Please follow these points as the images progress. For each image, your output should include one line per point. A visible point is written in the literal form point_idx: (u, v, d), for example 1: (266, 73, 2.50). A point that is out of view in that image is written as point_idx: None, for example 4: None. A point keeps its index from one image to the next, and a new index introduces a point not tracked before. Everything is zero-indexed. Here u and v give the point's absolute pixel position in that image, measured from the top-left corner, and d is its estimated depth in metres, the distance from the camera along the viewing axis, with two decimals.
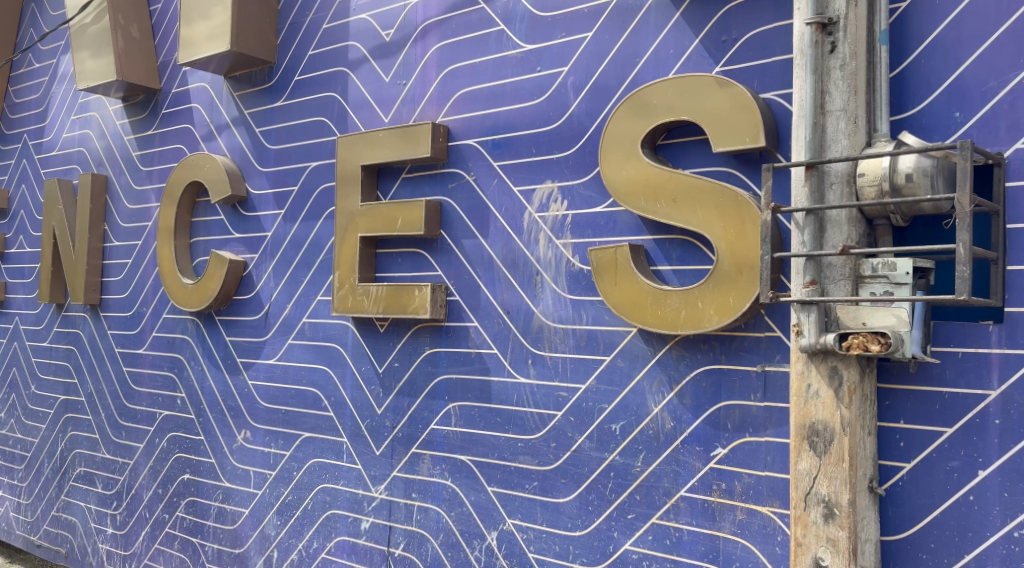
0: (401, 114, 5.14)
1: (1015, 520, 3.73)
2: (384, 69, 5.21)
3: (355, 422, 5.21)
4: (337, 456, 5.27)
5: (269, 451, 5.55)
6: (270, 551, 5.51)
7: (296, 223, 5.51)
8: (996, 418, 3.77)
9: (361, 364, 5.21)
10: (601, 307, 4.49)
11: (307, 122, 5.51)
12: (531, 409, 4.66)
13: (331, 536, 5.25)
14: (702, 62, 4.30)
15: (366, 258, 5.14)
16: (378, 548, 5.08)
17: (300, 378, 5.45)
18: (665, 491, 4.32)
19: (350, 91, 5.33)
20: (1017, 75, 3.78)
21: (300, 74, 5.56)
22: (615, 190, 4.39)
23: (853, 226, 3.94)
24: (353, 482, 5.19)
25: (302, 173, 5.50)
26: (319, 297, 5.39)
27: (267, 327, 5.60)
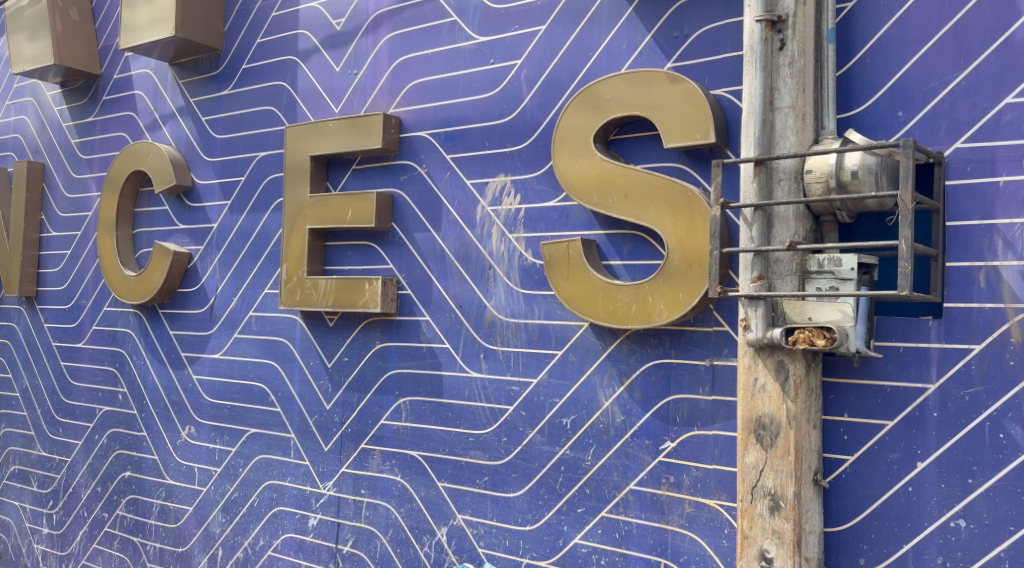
0: (352, 104, 5.12)
1: (951, 510, 3.79)
2: (335, 59, 5.19)
3: (303, 417, 5.20)
4: (284, 452, 5.25)
5: (213, 447, 5.53)
6: (214, 549, 5.49)
7: (243, 215, 5.49)
8: (934, 411, 3.83)
9: (309, 359, 5.20)
10: (553, 301, 4.51)
11: (254, 111, 5.48)
12: (482, 404, 4.66)
13: (277, 533, 5.24)
14: (654, 57, 4.33)
15: (315, 250, 5.12)
16: (325, 545, 5.07)
17: (247, 372, 5.42)
18: (614, 485, 4.35)
19: (299, 80, 5.31)
20: (958, 76, 3.84)
21: (248, 63, 5.53)
22: (567, 184, 4.41)
23: (801, 223, 3.99)
24: (300, 478, 5.18)
25: (250, 163, 5.47)
26: (265, 291, 5.37)
27: (213, 321, 5.57)
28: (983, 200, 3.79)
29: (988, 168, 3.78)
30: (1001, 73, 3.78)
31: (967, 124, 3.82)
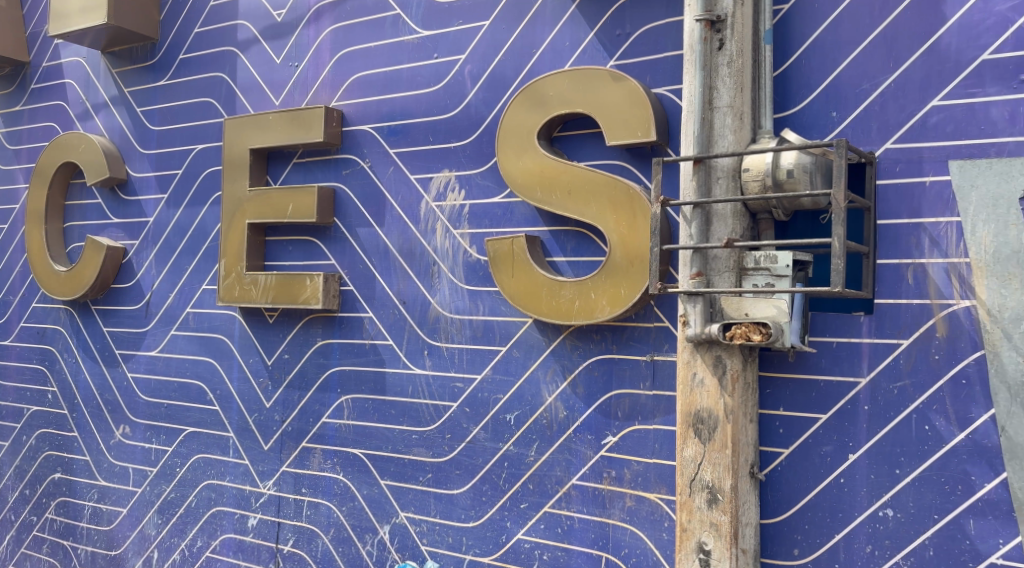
0: (293, 97, 5.12)
1: (880, 500, 3.90)
2: (275, 50, 5.19)
3: (242, 415, 5.20)
4: (223, 452, 5.24)
5: (149, 447, 5.51)
6: (149, 551, 5.47)
7: (180, 209, 5.47)
8: (864, 404, 3.93)
9: (249, 356, 5.19)
10: (497, 298, 4.54)
11: (192, 102, 5.46)
12: (426, 401, 4.68)
13: (215, 534, 5.23)
14: (597, 55, 4.37)
15: (254, 245, 5.10)
16: (265, 545, 5.07)
17: (184, 370, 5.40)
18: (557, 480, 4.39)
19: (239, 72, 5.30)
20: (889, 78, 3.94)
21: (185, 53, 5.50)
22: (510, 180, 4.45)
23: (738, 220, 4.07)
24: (239, 478, 5.18)
25: (187, 156, 5.45)
26: (204, 286, 5.36)
27: (148, 318, 5.55)
28: (911, 200, 3.89)
29: (916, 168, 3.88)
30: (928, 76, 3.88)
31: (896, 125, 3.92)
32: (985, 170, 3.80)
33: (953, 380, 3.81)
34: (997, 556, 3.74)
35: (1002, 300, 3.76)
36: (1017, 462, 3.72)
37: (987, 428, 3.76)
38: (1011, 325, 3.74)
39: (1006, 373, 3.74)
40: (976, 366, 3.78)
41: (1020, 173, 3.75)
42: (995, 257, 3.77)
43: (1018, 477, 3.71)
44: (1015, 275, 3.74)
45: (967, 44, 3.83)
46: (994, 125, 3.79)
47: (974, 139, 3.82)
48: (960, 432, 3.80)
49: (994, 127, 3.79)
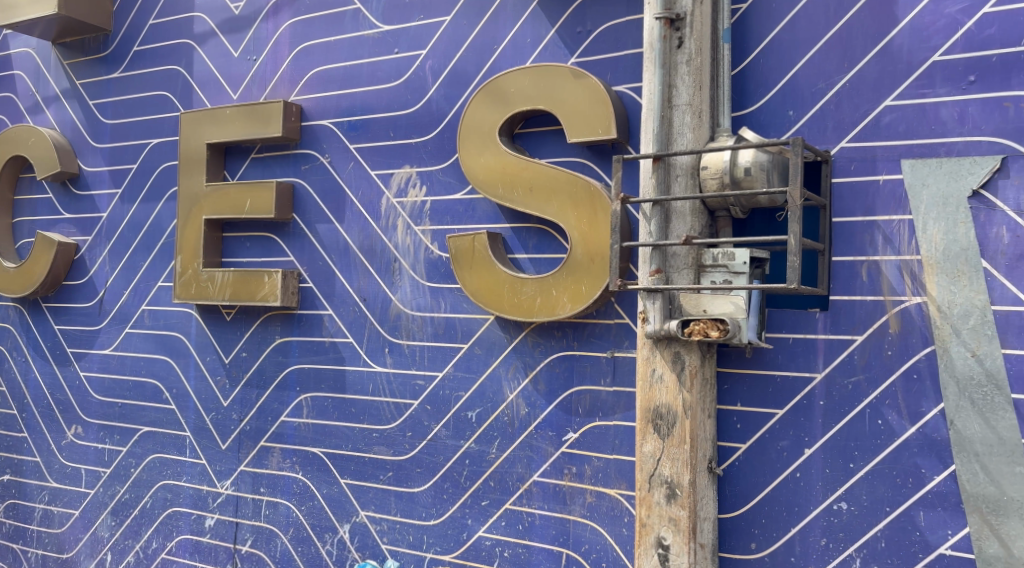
0: (251, 91, 5.11)
1: (834, 493, 4.10)
2: (233, 44, 5.17)
3: (198, 414, 5.20)
4: (179, 451, 5.24)
5: (102, 448, 5.50)
6: (103, 553, 5.47)
7: (135, 204, 5.46)
8: (819, 399, 4.13)
9: (205, 355, 5.19)
10: (460, 295, 4.53)
11: (148, 96, 5.44)
12: (386, 399, 4.68)
13: (172, 535, 5.24)
14: (558, 52, 4.39)
15: (211, 241, 5.09)
16: (222, 546, 5.08)
17: (139, 369, 5.40)
18: (518, 477, 4.40)
19: (195, 66, 5.29)
20: (843, 78, 4.10)
21: (139, 45, 5.48)
22: (472, 176, 4.43)
23: (696, 218, 4.11)
24: (196, 478, 5.19)
25: (143, 150, 5.44)
26: (160, 283, 5.35)
27: (102, 316, 5.54)
28: (866, 197, 4.08)
29: (870, 167, 4.07)
30: (881, 76, 4.05)
31: (851, 125, 4.09)
32: (935, 169, 3.99)
33: (905, 375, 4.02)
34: (946, 547, 3.94)
35: (951, 297, 3.97)
36: (965, 455, 3.92)
37: (937, 422, 3.97)
38: (960, 321, 3.95)
39: (955, 368, 3.95)
40: (926, 361, 4.00)
41: (969, 173, 3.95)
42: (946, 255, 3.97)
43: (967, 470, 3.92)
44: (963, 273, 3.95)
45: (917, 46, 4.02)
46: (944, 125, 3.98)
47: (925, 139, 4.00)
48: (911, 426, 4.01)
49: (944, 127, 3.98)
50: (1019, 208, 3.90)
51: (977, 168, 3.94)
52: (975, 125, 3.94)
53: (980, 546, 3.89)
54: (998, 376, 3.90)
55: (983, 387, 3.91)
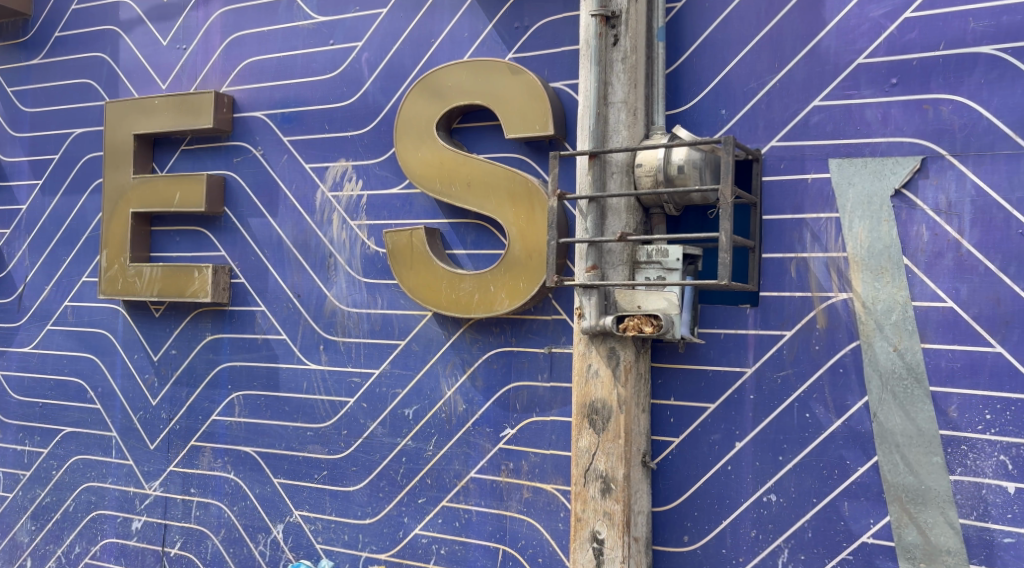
0: (181, 81, 5.00)
1: (765, 485, 4.20)
2: (161, 32, 5.06)
3: (126, 413, 5.06)
4: (105, 452, 5.10)
5: (21, 450, 5.32)
6: (23, 559, 5.30)
7: (56, 197, 5.30)
8: (750, 394, 4.23)
9: (133, 352, 5.07)
10: (396, 291, 4.50)
11: (70, 83, 5.28)
12: (321, 397, 4.63)
13: (96, 540, 5.10)
14: (496, 47, 4.40)
15: (139, 236, 4.97)
16: (151, 548, 4.96)
17: (61, 368, 5.24)
18: (455, 474, 4.39)
19: (121, 53, 5.15)
20: (774, 77, 4.22)
21: (61, 31, 5.32)
22: (409, 171, 4.41)
23: (631, 215, 4.19)
24: (122, 480, 5.06)
25: (65, 140, 5.28)
26: (83, 278, 5.19)
27: (21, 313, 5.37)
28: (795, 196, 4.21)
29: (799, 166, 4.20)
30: (810, 77, 4.18)
31: (780, 124, 4.22)
32: (860, 169, 4.12)
33: (831, 369, 4.14)
34: (868, 535, 4.06)
35: (875, 293, 4.09)
36: (887, 447, 4.04)
37: (861, 414, 4.09)
38: (883, 316, 4.07)
39: (878, 362, 4.07)
40: (852, 356, 4.11)
41: (891, 172, 4.08)
42: (870, 252, 4.10)
43: (888, 461, 4.04)
44: (886, 269, 4.08)
45: (844, 48, 4.14)
46: (869, 126, 4.11)
47: (851, 139, 4.13)
48: (837, 419, 4.12)
49: (869, 128, 4.11)
50: (937, 207, 4.02)
51: (899, 168, 4.07)
52: (898, 126, 4.07)
53: (899, 534, 4.02)
54: (917, 369, 4.02)
55: (904, 380, 4.03)
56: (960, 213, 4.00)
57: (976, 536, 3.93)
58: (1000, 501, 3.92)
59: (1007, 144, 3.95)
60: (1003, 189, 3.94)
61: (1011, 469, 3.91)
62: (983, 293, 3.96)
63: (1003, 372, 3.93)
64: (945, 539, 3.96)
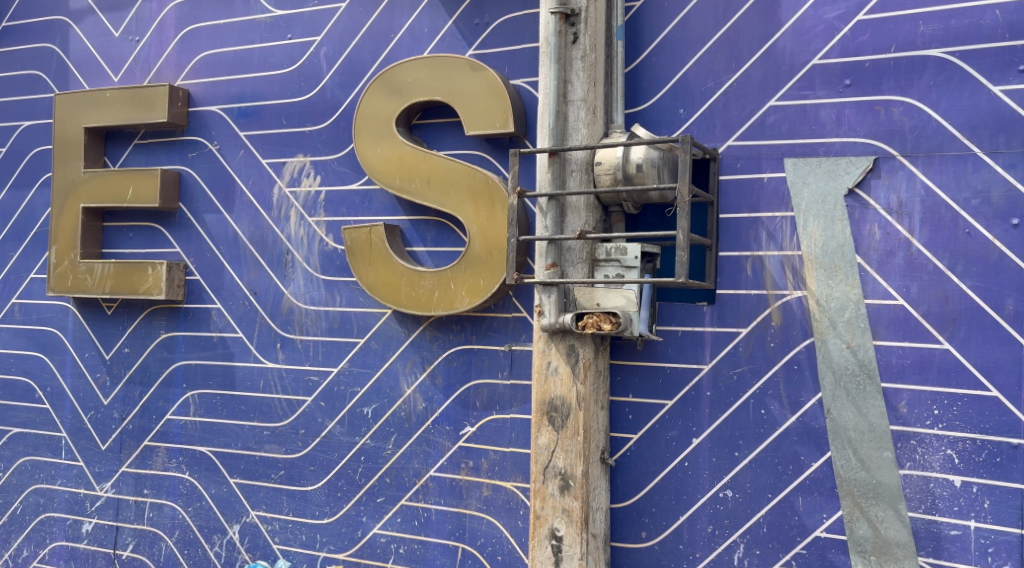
0: (133, 73, 4.91)
1: (721, 481, 4.25)
2: (113, 23, 4.96)
3: (76, 414, 4.96)
4: (54, 453, 5.00)
5: None
6: None
7: (4, 191, 5.17)
8: (707, 390, 4.28)
9: (83, 351, 4.97)
10: (355, 288, 4.46)
11: (18, 74, 5.16)
12: (278, 395, 4.58)
13: (44, 543, 4.99)
14: (456, 44, 4.39)
15: (90, 231, 4.87)
16: (101, 551, 4.87)
17: (9, 367, 5.12)
18: (414, 472, 4.37)
19: (71, 44, 5.04)
20: (731, 77, 4.27)
21: (9, 20, 5.19)
22: (368, 167, 4.39)
23: (591, 213, 4.24)
24: (71, 481, 4.95)
25: (13, 132, 5.16)
26: (31, 275, 5.08)
27: None
28: (751, 195, 4.26)
29: (755, 165, 4.25)
30: (766, 77, 4.24)
31: (737, 124, 4.27)
32: (815, 169, 4.18)
33: (786, 366, 4.20)
34: (822, 530, 4.13)
35: (829, 290, 4.15)
36: (840, 442, 4.11)
37: (815, 411, 4.15)
38: (836, 314, 4.14)
39: (831, 359, 4.14)
40: (806, 353, 4.17)
41: (845, 172, 4.15)
42: (824, 250, 4.16)
43: (841, 456, 4.10)
44: (840, 267, 4.14)
45: (799, 49, 4.20)
46: (823, 126, 4.17)
47: (806, 138, 4.20)
48: (792, 415, 4.18)
49: (823, 128, 4.17)
50: (889, 206, 4.10)
51: (852, 168, 4.14)
52: (851, 127, 4.14)
53: (851, 528, 4.08)
54: (869, 365, 4.10)
55: (856, 376, 4.10)
56: (910, 213, 4.07)
57: (924, 529, 4.01)
58: (947, 494, 3.99)
59: (955, 145, 4.01)
60: (951, 190, 4.01)
61: (958, 463, 3.98)
62: (932, 291, 4.04)
63: (951, 368, 4.00)
64: (895, 533, 4.03)
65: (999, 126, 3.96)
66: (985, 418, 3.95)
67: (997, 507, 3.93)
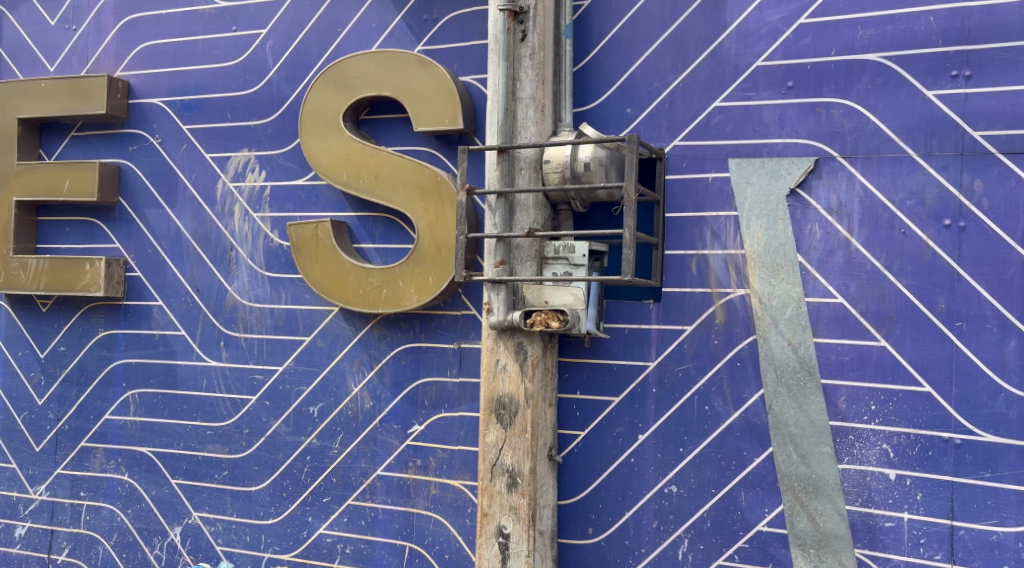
0: (70, 64, 4.77)
1: (666, 476, 4.30)
2: (48, 11, 4.81)
3: (10, 415, 4.82)
4: None
5: None
6: None
7: None
8: (653, 387, 4.33)
9: (17, 349, 4.83)
10: (301, 286, 4.41)
11: None
12: (221, 395, 4.50)
13: None
14: (405, 39, 4.36)
15: (24, 226, 4.73)
16: (35, 556, 4.74)
17: None
18: (361, 472, 4.33)
19: (5, 32, 4.89)
20: (677, 78, 4.32)
21: None
22: (315, 163, 4.36)
23: (539, 211, 4.25)
24: (5, 483, 4.82)
25: None
26: None
27: None
28: (696, 194, 4.31)
29: (700, 165, 4.31)
30: (710, 78, 4.29)
31: (683, 124, 4.32)
32: (758, 169, 4.25)
33: (729, 363, 4.26)
34: (764, 523, 4.20)
35: (771, 289, 4.22)
36: (781, 437, 4.18)
37: (757, 406, 4.22)
38: (778, 312, 4.21)
39: (774, 356, 4.21)
40: (749, 349, 4.24)
41: (788, 172, 4.22)
42: (766, 250, 4.23)
43: (783, 451, 4.18)
44: (783, 266, 4.21)
45: (743, 51, 4.26)
46: (767, 127, 4.24)
47: (749, 139, 4.26)
48: (734, 411, 4.24)
49: (766, 128, 4.24)
50: (829, 206, 4.18)
51: (795, 168, 4.21)
52: (793, 128, 4.22)
53: (792, 521, 4.17)
54: (809, 362, 4.18)
55: (797, 373, 4.18)
56: (849, 213, 4.16)
57: (860, 521, 4.10)
58: (882, 487, 4.09)
59: (891, 147, 4.11)
60: (887, 191, 4.11)
61: (893, 457, 4.08)
62: (870, 290, 4.13)
63: (887, 364, 4.10)
64: (833, 526, 4.13)
65: (933, 129, 4.06)
66: (919, 413, 4.05)
67: (929, 499, 4.03)
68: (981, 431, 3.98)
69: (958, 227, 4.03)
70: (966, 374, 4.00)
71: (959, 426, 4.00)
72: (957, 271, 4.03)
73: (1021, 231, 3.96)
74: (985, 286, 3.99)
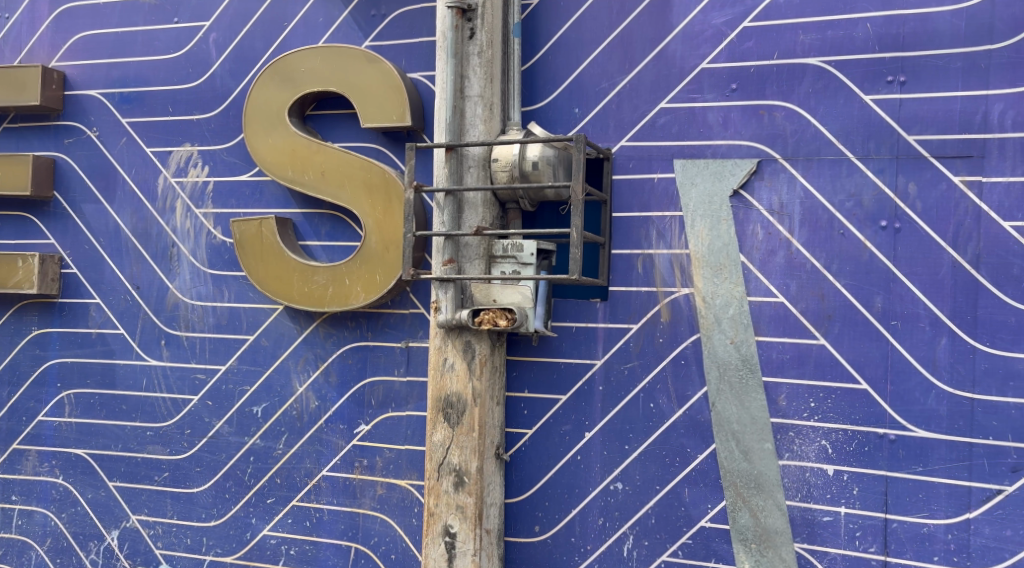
0: (4, 53, 4.72)
1: (612, 474, 4.33)
2: None
3: None
4: None
5: None
6: None
7: None
8: (599, 385, 4.36)
9: None
10: (245, 283, 4.40)
11: None
12: (162, 395, 4.49)
13: None
14: (352, 35, 4.36)
15: None
16: None
17: None
18: (305, 473, 4.33)
19: None
20: (624, 78, 4.35)
21: None
22: (259, 158, 4.33)
23: (487, 209, 4.24)
24: None
25: None
26: None
27: None
28: (642, 194, 4.34)
29: (647, 166, 4.33)
30: (657, 80, 4.32)
31: (630, 124, 4.35)
32: (702, 169, 4.27)
33: (674, 361, 4.28)
34: (707, 519, 4.23)
35: (714, 288, 4.25)
36: (723, 434, 4.21)
37: (701, 404, 4.24)
38: (721, 312, 4.23)
39: (717, 354, 4.23)
40: (693, 348, 4.26)
41: (731, 173, 4.24)
42: (710, 250, 4.25)
43: (725, 447, 4.21)
44: (726, 266, 4.24)
45: (689, 53, 4.29)
46: (710, 128, 4.27)
47: (693, 140, 4.28)
48: (679, 408, 4.27)
49: (710, 131, 4.27)
50: (771, 207, 4.20)
51: (738, 169, 4.23)
52: (736, 130, 4.24)
53: (734, 517, 4.20)
54: (751, 360, 4.20)
55: (739, 371, 4.20)
56: (790, 213, 4.18)
57: (800, 516, 4.14)
58: (821, 483, 4.12)
59: (831, 150, 4.14)
60: (827, 192, 4.14)
61: (831, 453, 4.12)
62: (809, 290, 4.15)
63: (826, 362, 4.13)
64: (774, 521, 4.16)
65: (870, 133, 4.09)
66: (855, 410, 4.09)
67: (865, 494, 4.07)
68: (915, 427, 4.02)
69: (893, 229, 4.06)
70: (900, 372, 4.04)
71: (893, 422, 4.04)
72: (893, 271, 4.06)
73: (952, 232, 4.00)
74: (919, 286, 4.03)
